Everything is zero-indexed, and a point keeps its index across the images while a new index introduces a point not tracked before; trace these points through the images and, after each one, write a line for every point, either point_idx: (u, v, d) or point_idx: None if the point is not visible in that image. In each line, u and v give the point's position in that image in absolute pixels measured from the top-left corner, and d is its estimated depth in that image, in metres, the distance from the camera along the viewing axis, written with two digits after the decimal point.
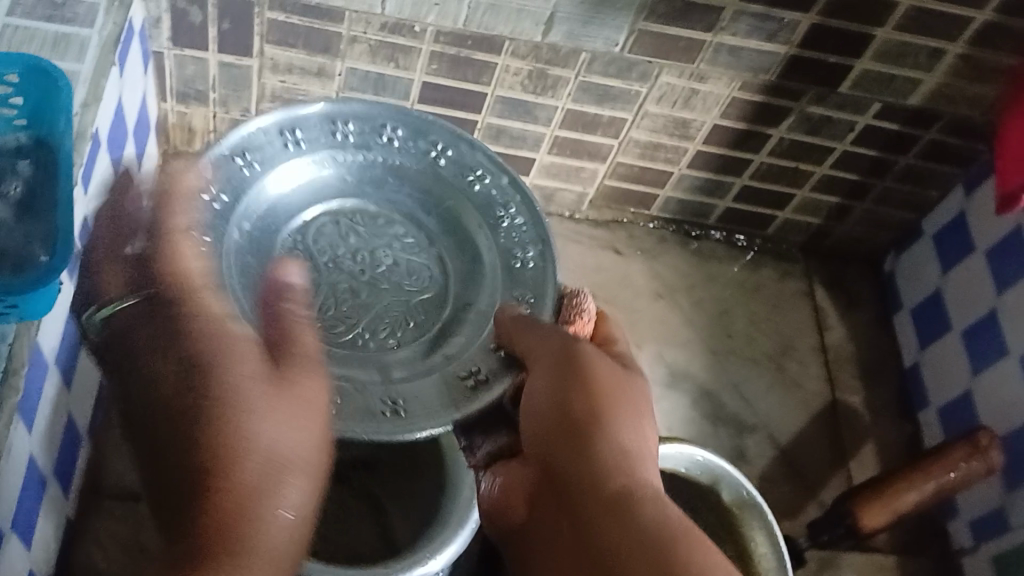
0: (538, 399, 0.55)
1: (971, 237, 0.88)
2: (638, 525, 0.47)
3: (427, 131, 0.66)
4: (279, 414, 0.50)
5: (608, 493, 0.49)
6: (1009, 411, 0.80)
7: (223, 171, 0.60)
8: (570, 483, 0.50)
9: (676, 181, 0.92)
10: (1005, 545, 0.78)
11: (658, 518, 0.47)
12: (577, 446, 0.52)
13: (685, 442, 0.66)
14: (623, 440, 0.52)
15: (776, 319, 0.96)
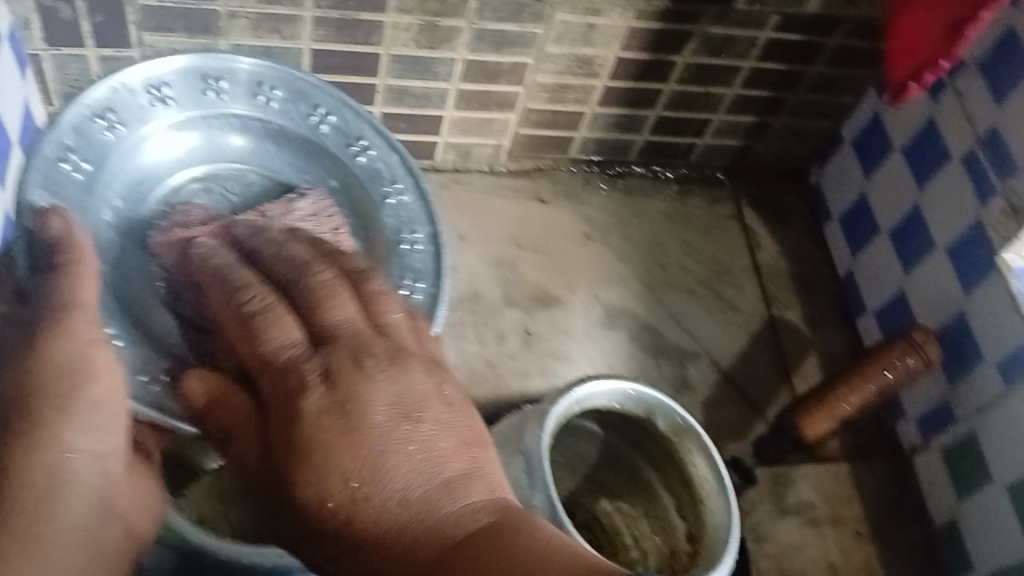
0: (318, 413, 0.39)
1: (886, 135, 0.87)
2: (453, 523, 0.38)
3: (310, 96, 0.71)
4: (50, 398, 0.47)
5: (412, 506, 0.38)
6: (943, 304, 0.80)
7: (83, 133, 0.63)
8: (357, 503, 0.38)
9: (591, 122, 0.90)
10: (951, 437, 0.79)
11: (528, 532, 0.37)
12: (361, 453, 0.39)
13: (618, 376, 0.66)
14: (393, 457, 0.39)
15: (708, 246, 0.95)
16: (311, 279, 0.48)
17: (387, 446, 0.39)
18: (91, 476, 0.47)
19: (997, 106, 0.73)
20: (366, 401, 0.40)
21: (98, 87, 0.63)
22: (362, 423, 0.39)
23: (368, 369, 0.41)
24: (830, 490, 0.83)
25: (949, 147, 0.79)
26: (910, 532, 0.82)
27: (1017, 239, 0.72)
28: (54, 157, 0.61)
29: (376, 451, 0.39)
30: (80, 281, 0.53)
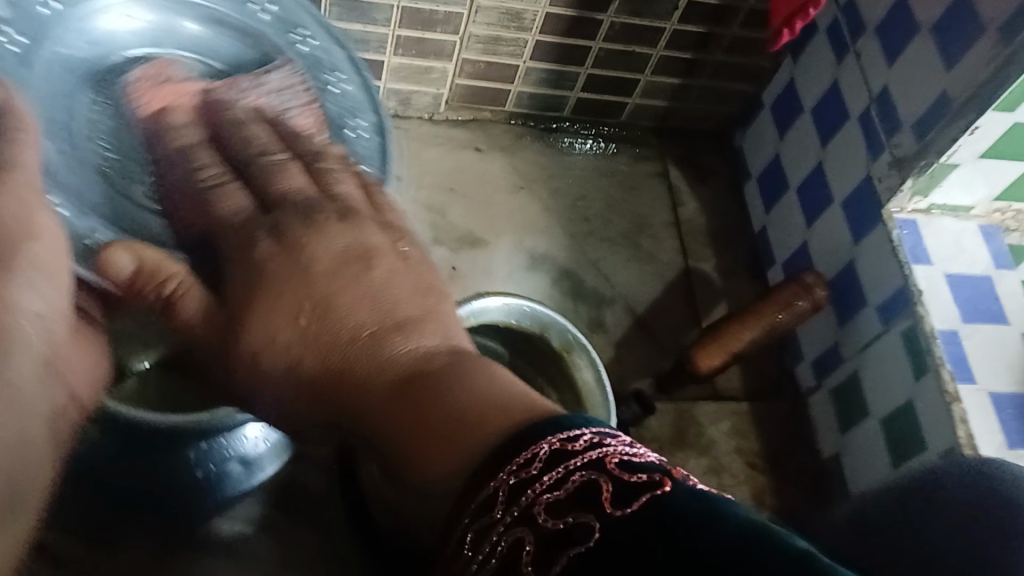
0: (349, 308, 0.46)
1: (798, 97, 0.93)
2: (389, 361, 0.43)
3: (289, 19, 0.67)
4: None
5: (358, 345, 0.45)
6: (836, 253, 0.86)
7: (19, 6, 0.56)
8: (303, 345, 0.47)
9: (524, 75, 0.96)
10: (839, 378, 0.85)
11: (468, 381, 0.39)
12: (318, 298, 0.47)
13: (513, 295, 0.73)
14: (354, 305, 0.46)
15: (631, 201, 1.01)
16: (260, 160, 0.58)
17: (345, 286, 0.48)
18: (40, 348, 0.44)
19: (889, 68, 0.79)
20: (320, 245, 0.50)
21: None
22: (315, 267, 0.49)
23: (320, 226, 0.52)
24: (729, 425, 0.89)
25: (848, 107, 0.85)
26: (800, 464, 0.88)
27: (897, 191, 0.78)
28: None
29: (333, 305, 0.47)
30: (20, 145, 0.46)
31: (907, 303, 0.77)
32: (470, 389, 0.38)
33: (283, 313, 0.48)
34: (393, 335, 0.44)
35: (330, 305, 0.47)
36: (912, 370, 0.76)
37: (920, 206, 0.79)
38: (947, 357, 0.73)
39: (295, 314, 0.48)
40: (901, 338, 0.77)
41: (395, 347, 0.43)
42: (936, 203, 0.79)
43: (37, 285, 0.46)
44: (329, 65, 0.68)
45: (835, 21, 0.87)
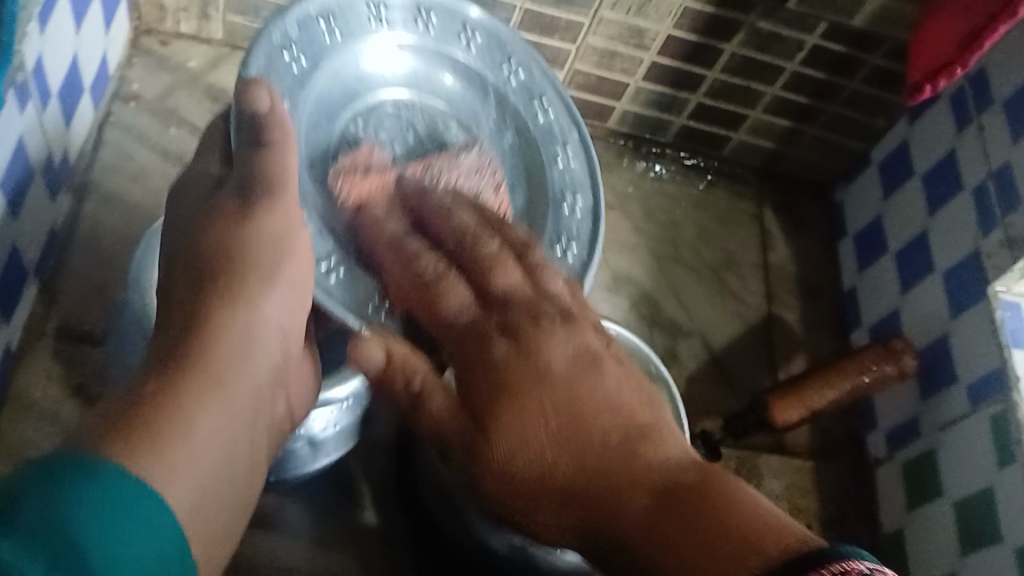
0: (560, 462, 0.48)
1: (911, 161, 0.91)
2: (647, 473, 0.48)
3: (505, 46, 0.68)
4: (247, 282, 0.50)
5: (609, 442, 0.48)
6: (930, 324, 0.83)
7: (306, 31, 0.57)
8: (556, 468, 0.48)
9: (633, 95, 0.94)
10: (914, 452, 0.82)
11: (756, 509, 0.45)
12: (549, 405, 0.49)
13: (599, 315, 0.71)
14: (591, 424, 0.49)
15: (723, 235, 0.99)
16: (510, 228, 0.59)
17: (583, 394, 0.49)
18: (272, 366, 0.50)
19: (1012, 144, 0.78)
20: (551, 349, 0.51)
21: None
22: (552, 373, 0.50)
23: (546, 329, 0.52)
24: (791, 482, 0.86)
25: (964, 178, 0.83)
26: (858, 536, 0.84)
27: (1005, 270, 0.76)
28: (278, 47, 0.55)
29: (580, 405, 0.49)
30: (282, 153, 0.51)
31: (1002, 387, 0.73)
32: (680, 471, 0.48)
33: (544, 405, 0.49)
34: (650, 464, 0.48)
35: (590, 416, 0.49)
36: (996, 458, 0.72)
37: None
38: None
39: (544, 422, 0.48)
40: (989, 423, 0.74)
41: (643, 475, 0.48)
42: None
43: (279, 271, 0.51)
44: (556, 142, 0.69)
45: (962, 89, 0.85)
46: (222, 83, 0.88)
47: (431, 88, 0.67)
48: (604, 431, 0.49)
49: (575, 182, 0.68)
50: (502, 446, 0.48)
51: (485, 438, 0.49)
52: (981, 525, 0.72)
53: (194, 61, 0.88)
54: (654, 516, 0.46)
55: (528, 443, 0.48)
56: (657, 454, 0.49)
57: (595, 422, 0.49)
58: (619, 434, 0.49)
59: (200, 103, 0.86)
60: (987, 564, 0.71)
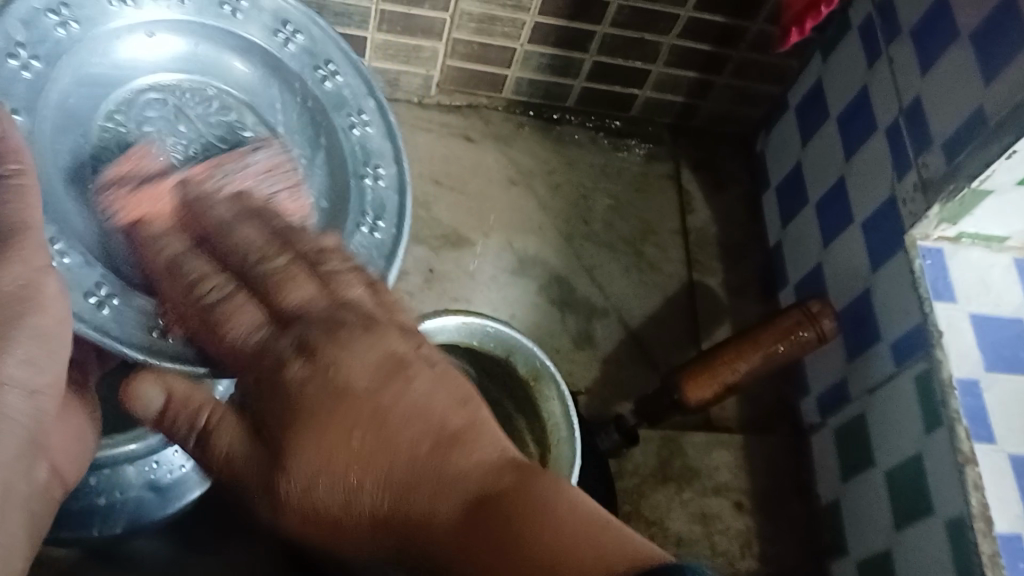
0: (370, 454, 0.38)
1: (825, 103, 0.84)
2: (458, 480, 0.38)
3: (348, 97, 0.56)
4: None
5: (412, 451, 0.38)
6: (852, 281, 0.77)
7: (33, 27, 0.46)
8: (357, 491, 0.39)
9: (523, 59, 0.88)
10: (843, 418, 0.76)
11: (576, 506, 0.36)
12: (355, 421, 0.38)
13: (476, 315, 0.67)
14: (397, 439, 0.38)
15: (638, 203, 0.93)
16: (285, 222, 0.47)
17: (390, 405, 0.39)
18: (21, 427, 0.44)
19: (921, 77, 0.70)
20: (371, 330, 0.43)
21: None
22: (356, 389, 0.39)
23: (294, 284, 0.43)
24: (720, 459, 0.81)
25: (876, 117, 0.76)
26: (792, 510, 0.80)
27: (922, 217, 0.69)
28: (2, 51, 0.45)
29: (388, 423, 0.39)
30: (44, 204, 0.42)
31: (925, 344, 0.67)
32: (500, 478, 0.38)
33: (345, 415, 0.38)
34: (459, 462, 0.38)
35: (389, 433, 0.39)
36: (922, 422, 0.67)
37: (948, 234, 0.69)
38: (965, 412, 0.64)
39: (336, 440, 0.38)
40: (913, 384, 0.68)
41: (450, 490, 0.38)
42: (967, 230, 0.69)
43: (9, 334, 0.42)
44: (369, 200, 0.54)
45: (870, 19, 0.77)
46: None
47: (217, 74, 0.55)
48: (406, 447, 0.38)
49: (383, 207, 0.54)
50: (299, 460, 0.39)
51: (279, 464, 0.39)
52: (911, 495, 0.67)
53: None
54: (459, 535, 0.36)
55: (320, 459, 0.39)
56: (472, 458, 0.38)
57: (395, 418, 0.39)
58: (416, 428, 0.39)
59: None
60: (920, 539, 0.65)
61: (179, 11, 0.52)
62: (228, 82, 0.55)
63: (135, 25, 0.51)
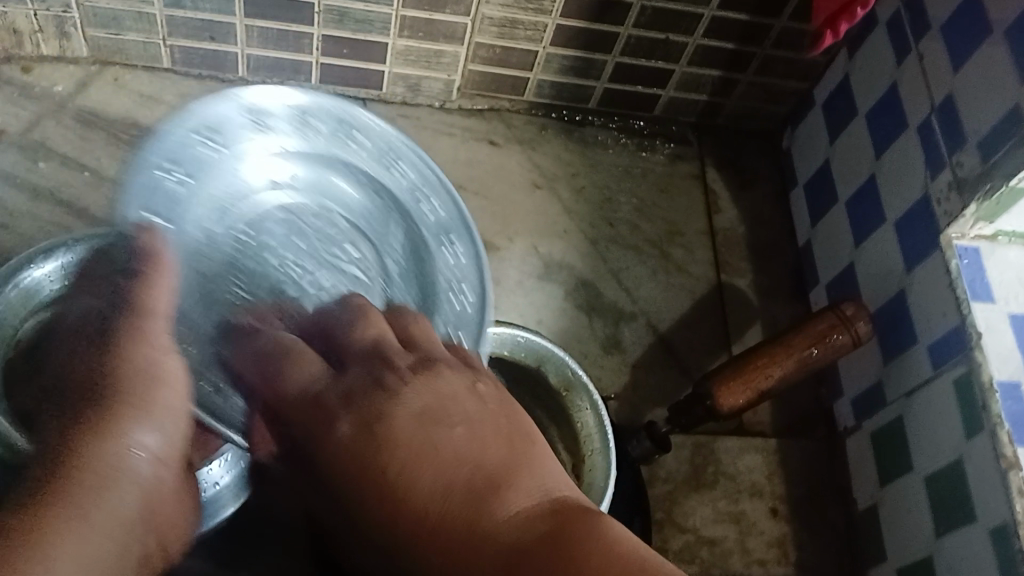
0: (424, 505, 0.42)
1: (854, 99, 0.82)
2: (506, 525, 0.39)
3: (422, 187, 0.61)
4: None
5: (416, 459, 0.43)
6: (885, 281, 0.75)
7: (181, 151, 0.56)
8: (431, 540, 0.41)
9: (545, 63, 0.86)
10: (880, 421, 0.75)
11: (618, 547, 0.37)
12: (400, 460, 0.43)
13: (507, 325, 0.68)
14: (416, 473, 0.43)
15: (664, 203, 0.92)
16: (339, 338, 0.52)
17: (419, 451, 0.43)
18: None
19: (953, 73, 0.68)
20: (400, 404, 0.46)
21: (205, 100, 0.56)
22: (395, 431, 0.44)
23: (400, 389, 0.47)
24: (753, 463, 0.80)
25: (907, 115, 0.74)
26: (829, 515, 0.78)
27: (958, 216, 0.67)
28: (162, 169, 0.56)
29: (431, 452, 0.43)
30: None
31: (963, 347, 0.66)
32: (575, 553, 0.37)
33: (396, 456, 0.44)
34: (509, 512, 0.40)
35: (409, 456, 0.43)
36: (963, 427, 0.65)
37: (984, 232, 0.68)
38: (1007, 416, 0.62)
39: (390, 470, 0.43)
40: (952, 387, 0.67)
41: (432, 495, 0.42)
42: (1004, 228, 0.67)
43: None
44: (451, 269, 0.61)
45: (899, 13, 0.75)
46: (95, 105, 0.85)
47: (325, 192, 0.63)
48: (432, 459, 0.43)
49: (462, 277, 0.60)
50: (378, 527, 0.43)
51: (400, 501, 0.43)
52: (953, 501, 0.65)
53: (61, 85, 0.85)
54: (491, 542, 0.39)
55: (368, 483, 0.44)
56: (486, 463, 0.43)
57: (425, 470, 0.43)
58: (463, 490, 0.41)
59: (72, 132, 0.83)
60: (963, 545, 0.64)
61: (300, 133, 0.61)
62: (337, 200, 0.63)
63: (269, 150, 0.60)
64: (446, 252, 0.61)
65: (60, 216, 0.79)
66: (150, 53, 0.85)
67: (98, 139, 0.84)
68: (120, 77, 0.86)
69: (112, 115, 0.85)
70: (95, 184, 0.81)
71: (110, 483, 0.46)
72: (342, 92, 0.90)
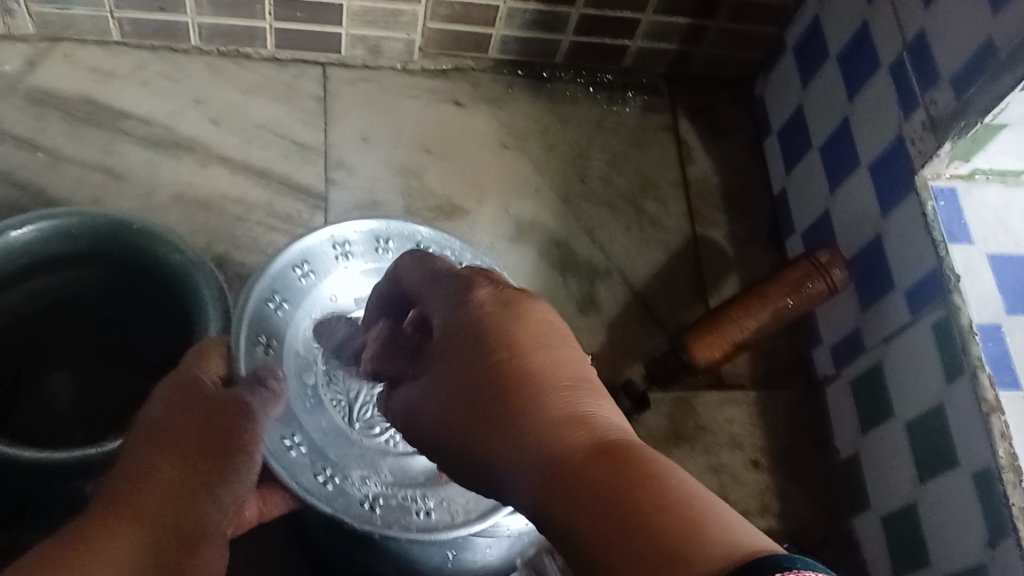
0: (454, 389, 0.42)
1: (825, 42, 0.80)
2: (559, 441, 0.38)
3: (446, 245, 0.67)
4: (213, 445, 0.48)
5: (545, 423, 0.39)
6: (861, 226, 0.74)
7: (264, 319, 0.60)
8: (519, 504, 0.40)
9: (507, 18, 0.84)
10: (859, 368, 0.74)
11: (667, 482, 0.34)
12: (459, 361, 0.43)
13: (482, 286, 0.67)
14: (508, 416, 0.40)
15: (636, 157, 0.90)
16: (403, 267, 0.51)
17: (474, 346, 0.42)
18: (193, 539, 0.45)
19: (926, 9, 0.66)
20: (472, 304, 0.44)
21: (268, 270, 0.60)
22: (460, 328, 0.43)
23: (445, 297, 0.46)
24: (734, 416, 0.78)
25: (880, 55, 0.72)
26: (810, 465, 0.77)
27: (933, 156, 0.65)
28: (252, 340, 0.59)
29: (548, 377, 0.40)
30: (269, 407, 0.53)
31: (941, 290, 0.64)
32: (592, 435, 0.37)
33: (456, 371, 0.43)
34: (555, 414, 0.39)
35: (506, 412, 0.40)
36: (943, 372, 0.64)
37: (960, 172, 0.66)
38: (987, 358, 0.61)
39: (452, 396, 0.42)
40: (931, 331, 0.65)
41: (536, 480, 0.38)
42: (981, 167, 0.66)
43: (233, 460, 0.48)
44: None
45: None
46: (46, 82, 0.82)
47: None
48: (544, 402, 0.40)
49: None
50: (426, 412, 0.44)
51: (436, 395, 0.43)
52: (934, 447, 0.65)
53: (11, 64, 0.82)
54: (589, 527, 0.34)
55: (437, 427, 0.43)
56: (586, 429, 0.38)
57: (476, 363, 0.42)
58: (502, 385, 0.41)
59: (24, 112, 0.81)
60: (945, 490, 0.63)
61: (371, 256, 0.65)
62: None
63: (347, 278, 0.64)
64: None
65: (14, 198, 0.77)
66: (99, 27, 0.83)
67: (52, 117, 0.81)
68: (71, 53, 0.84)
69: (64, 91, 0.82)
70: (51, 165, 0.79)
71: (186, 507, 0.45)
72: (300, 58, 0.88)
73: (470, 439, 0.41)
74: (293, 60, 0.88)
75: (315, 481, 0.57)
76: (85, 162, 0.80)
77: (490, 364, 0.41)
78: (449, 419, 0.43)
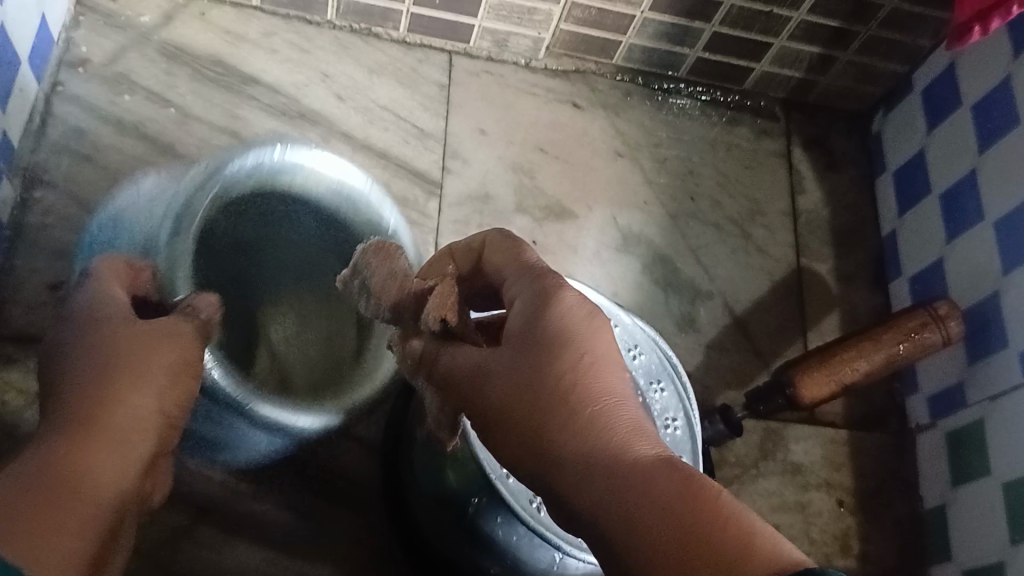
0: (501, 379, 0.41)
1: (959, 88, 0.79)
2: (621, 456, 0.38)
3: None
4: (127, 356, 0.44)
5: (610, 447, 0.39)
6: (978, 281, 0.73)
7: None
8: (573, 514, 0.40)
9: (640, 27, 0.84)
10: (960, 422, 0.74)
11: (728, 514, 0.35)
12: (514, 351, 0.42)
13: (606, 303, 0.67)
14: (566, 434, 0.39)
15: (748, 181, 0.90)
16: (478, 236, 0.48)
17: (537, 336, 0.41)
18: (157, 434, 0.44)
19: None
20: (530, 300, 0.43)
21: None
22: (516, 327, 0.42)
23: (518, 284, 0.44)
24: (824, 455, 0.79)
25: (1020, 111, 0.71)
26: (894, 511, 0.78)
27: None
28: None
29: (595, 391, 0.40)
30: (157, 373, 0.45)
31: None
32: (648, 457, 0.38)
33: (508, 364, 0.41)
34: (617, 430, 0.39)
35: (568, 415, 0.40)
36: None
37: None
38: None
39: (510, 380, 0.41)
40: None
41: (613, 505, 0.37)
42: None
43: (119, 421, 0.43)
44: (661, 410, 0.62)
45: None
46: (180, 39, 0.83)
47: None
48: (607, 421, 0.39)
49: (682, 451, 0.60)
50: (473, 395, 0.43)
51: (480, 379, 0.42)
52: None
53: (147, 15, 0.83)
54: (660, 564, 0.34)
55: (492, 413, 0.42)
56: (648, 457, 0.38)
57: (537, 357, 0.41)
58: (557, 385, 0.40)
59: (156, 65, 0.82)
60: None
61: None
62: None
63: None
64: (657, 396, 0.61)
65: (142, 149, 0.78)
66: None
67: (182, 74, 0.82)
68: (206, 12, 0.85)
69: (196, 50, 0.83)
70: (178, 121, 0.80)
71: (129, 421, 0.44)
72: (427, 43, 0.89)
73: (517, 426, 0.41)
74: (420, 44, 0.89)
75: (529, 508, 0.54)
76: (210, 122, 0.81)
77: (564, 372, 0.40)
78: (492, 402, 0.42)
